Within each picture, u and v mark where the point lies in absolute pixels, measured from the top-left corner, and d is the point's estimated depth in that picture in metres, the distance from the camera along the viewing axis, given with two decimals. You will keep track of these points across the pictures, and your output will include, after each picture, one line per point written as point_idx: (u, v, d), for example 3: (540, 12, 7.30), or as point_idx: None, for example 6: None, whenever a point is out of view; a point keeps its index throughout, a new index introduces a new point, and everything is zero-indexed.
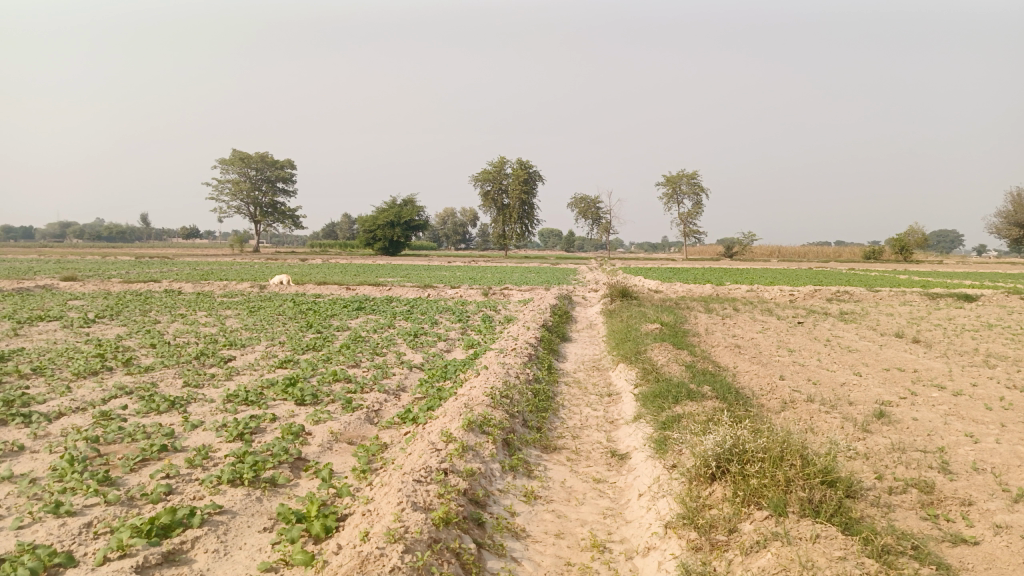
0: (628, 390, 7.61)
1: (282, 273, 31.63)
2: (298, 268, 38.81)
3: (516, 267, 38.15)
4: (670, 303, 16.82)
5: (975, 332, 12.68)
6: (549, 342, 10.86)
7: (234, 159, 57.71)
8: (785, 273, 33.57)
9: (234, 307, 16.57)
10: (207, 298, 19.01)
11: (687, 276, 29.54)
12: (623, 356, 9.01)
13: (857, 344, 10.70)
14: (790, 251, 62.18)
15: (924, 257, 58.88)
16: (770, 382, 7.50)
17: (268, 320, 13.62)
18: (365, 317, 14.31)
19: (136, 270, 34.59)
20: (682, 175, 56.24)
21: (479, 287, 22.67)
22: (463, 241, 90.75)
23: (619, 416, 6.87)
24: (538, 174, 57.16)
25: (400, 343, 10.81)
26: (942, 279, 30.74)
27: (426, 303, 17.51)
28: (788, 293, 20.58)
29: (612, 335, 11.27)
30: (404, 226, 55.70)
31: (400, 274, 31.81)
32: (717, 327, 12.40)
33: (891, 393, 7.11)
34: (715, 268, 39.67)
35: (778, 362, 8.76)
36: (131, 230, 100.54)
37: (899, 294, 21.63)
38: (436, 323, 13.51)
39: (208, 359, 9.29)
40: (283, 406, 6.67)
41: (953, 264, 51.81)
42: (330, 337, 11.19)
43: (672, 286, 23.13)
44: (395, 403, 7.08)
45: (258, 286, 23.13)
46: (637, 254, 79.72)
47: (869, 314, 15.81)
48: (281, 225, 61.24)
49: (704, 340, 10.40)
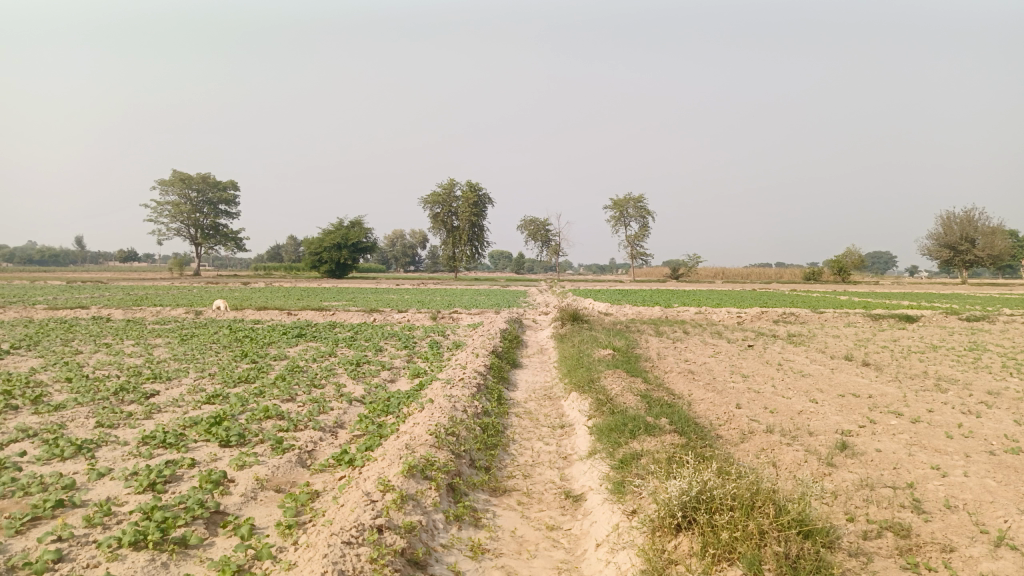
0: (581, 422, 7.20)
1: (221, 297, 30.51)
2: (239, 292, 37.58)
3: (464, 290, 37.72)
4: (621, 326, 16.59)
5: (920, 354, 12.71)
6: (498, 369, 10.43)
7: (174, 180, 56.03)
8: (731, 294, 33.94)
9: (166, 336, 15.65)
10: (138, 325, 17.98)
11: (637, 298, 29.55)
12: (575, 385, 8.63)
13: (809, 368, 10.54)
14: (734, 272, 63.24)
15: (861, 278, 60.51)
16: (728, 412, 7.20)
17: (200, 350, 12.83)
18: (305, 345, 13.65)
19: (66, 295, 32.95)
20: (628, 198, 56.85)
21: (426, 312, 22.08)
22: (412, 264, 89.86)
23: (572, 452, 6.47)
24: (487, 197, 57.01)
25: (341, 374, 10.22)
26: (881, 300, 31.45)
27: (371, 329, 16.88)
28: (736, 315, 20.58)
29: (564, 362, 10.88)
30: (351, 248, 54.71)
31: (347, 297, 31.01)
32: (670, 352, 12.15)
33: (850, 421, 6.89)
34: (661, 290, 39.91)
35: (733, 389, 8.50)
36: (64, 253, 96.59)
37: (842, 314, 21.92)
38: (380, 350, 12.94)
39: (129, 394, 8.56)
40: (206, 449, 6.06)
41: (888, 285, 53.29)
42: (265, 368, 10.51)
43: (622, 309, 22.90)
44: (331, 442, 6.53)
45: (194, 312, 22.10)
46: (584, 277, 80.12)
47: (817, 336, 15.83)
48: (223, 248, 59.56)
49: (657, 366, 10.11)
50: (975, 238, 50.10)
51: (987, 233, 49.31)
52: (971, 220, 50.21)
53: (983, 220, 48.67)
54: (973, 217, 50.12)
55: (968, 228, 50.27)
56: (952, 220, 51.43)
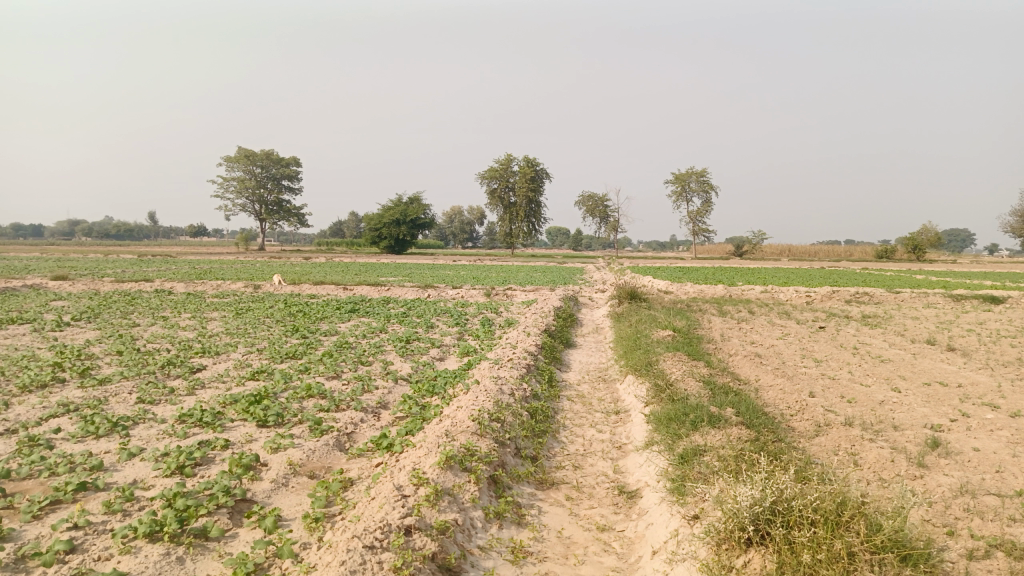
0: (637, 409, 6.69)
1: (279, 272, 30.83)
2: (300, 266, 38.00)
3: (520, 266, 37.29)
4: (681, 305, 15.90)
5: (1011, 339, 11.70)
6: (550, 349, 9.97)
7: (239, 157, 57.09)
8: (797, 273, 32.54)
9: (222, 309, 15.71)
10: (197, 298, 18.20)
11: (698, 276, 28.60)
12: (632, 368, 8.12)
13: (888, 353, 9.76)
14: (800, 250, 61.07)
15: (936, 256, 57.69)
16: (800, 402, 6.60)
17: (252, 324, 12.76)
18: (356, 320, 13.45)
19: (134, 269, 33.89)
20: (690, 173, 55.32)
21: (480, 288, 21.76)
22: (471, 240, 89.91)
23: (627, 442, 5.99)
24: (545, 172, 56.30)
25: (389, 351, 9.94)
26: (960, 279, 29.63)
27: (424, 305, 16.63)
28: (804, 295, 19.58)
29: (620, 342, 10.34)
30: (410, 224, 54.89)
31: (403, 273, 30.99)
32: (734, 333, 11.46)
33: (940, 415, 6.20)
34: (724, 267, 38.67)
35: (804, 375, 7.85)
36: (138, 227, 100.17)
37: (920, 295, 20.65)
38: (432, 327, 12.63)
39: (176, 369, 8.43)
40: (242, 429, 5.81)
41: (967, 263, 50.62)
42: (313, 343, 10.31)
43: (682, 287, 22.10)
44: (372, 424, 6.21)
45: (252, 286, 22.29)
46: (643, 254, 78.82)
47: (893, 318, 14.85)
48: (286, 223, 60.55)
49: (720, 349, 9.49)
50: None
51: None
52: None
53: None
54: None
55: None
56: None
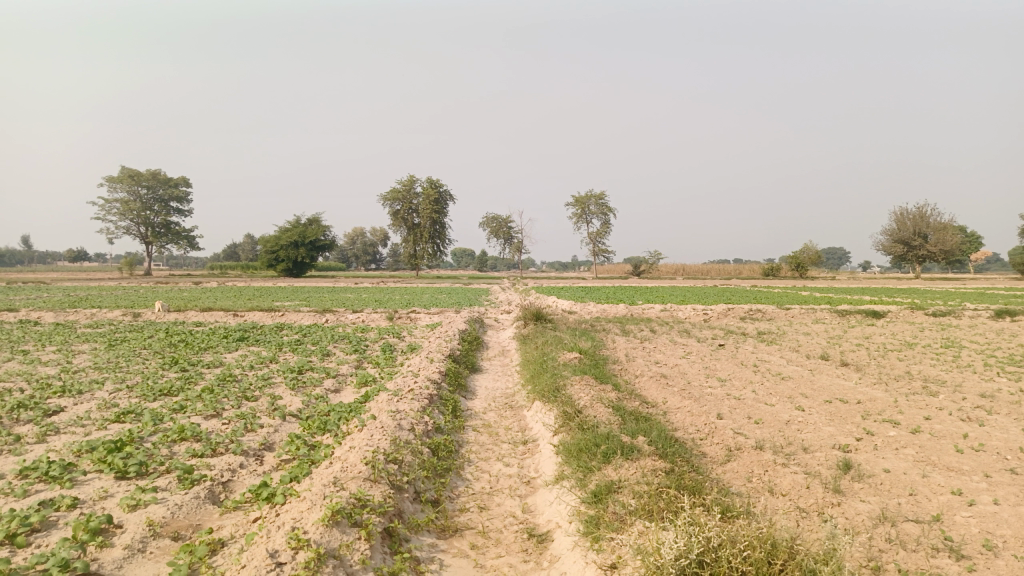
0: (546, 439, 6.32)
1: (165, 299, 28.90)
2: (189, 292, 35.84)
3: (424, 288, 36.59)
4: (586, 325, 15.79)
5: (897, 353, 12.14)
6: (454, 375, 9.50)
7: (122, 176, 53.73)
8: (694, 291, 33.45)
9: (93, 341, 14.31)
10: (66, 330, 16.58)
11: (601, 295, 28.88)
12: (538, 394, 7.77)
13: (788, 370, 9.86)
14: (695, 269, 63.24)
15: (818, 274, 60.99)
16: (710, 425, 6.42)
17: (125, 357, 11.59)
18: (245, 350, 12.52)
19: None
20: (590, 195, 56.40)
21: (381, 312, 20.98)
22: (373, 262, 88.24)
23: (535, 476, 5.59)
24: (448, 194, 55.95)
25: (279, 383, 9.19)
26: (842, 295, 31.23)
27: (320, 331, 15.78)
28: (702, 313, 19.95)
29: (526, 366, 9.98)
30: (309, 246, 53.14)
31: (300, 298, 29.72)
32: (639, 353, 11.35)
33: (846, 434, 6.16)
34: (624, 286, 39.35)
35: (712, 396, 7.72)
36: (7, 252, 92.60)
37: (809, 311, 21.50)
38: (328, 355, 11.90)
39: (26, 412, 7.39)
40: (96, 483, 5.04)
41: (845, 280, 53.63)
42: (193, 377, 9.39)
43: (585, 307, 22.12)
44: (252, 470, 5.56)
45: (132, 314, 20.62)
46: (546, 274, 79.66)
47: (787, 334, 15.27)
48: (175, 247, 57.37)
49: (627, 371, 9.30)
50: (928, 233, 50.69)
51: (940, 229, 49.90)
52: (923, 216, 50.82)
53: (935, 215, 49.28)
54: (926, 213, 50.74)
55: (921, 224, 50.89)
56: (906, 216, 52.03)
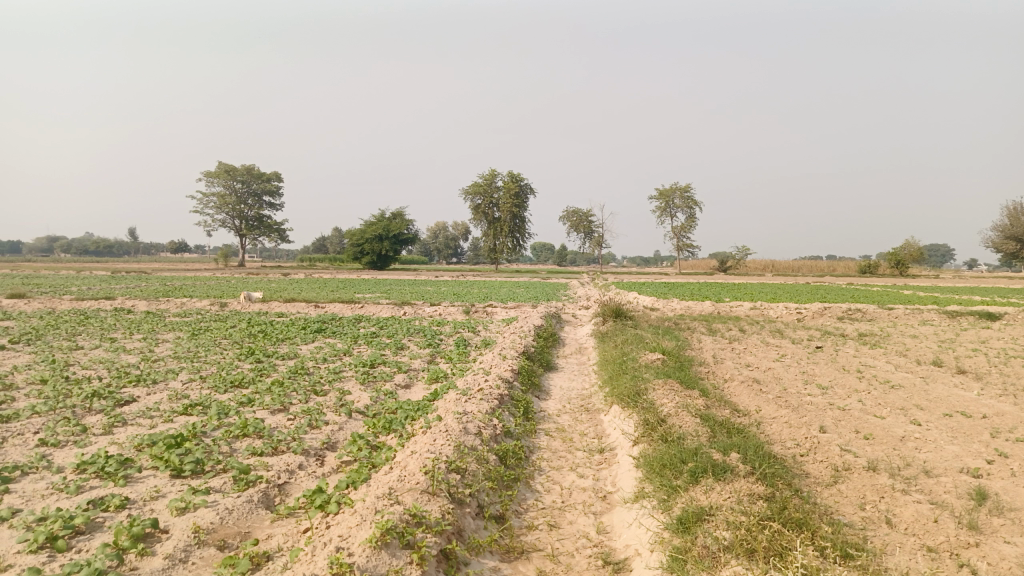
0: (625, 448, 5.76)
1: (253, 289, 29.69)
2: (276, 283, 36.74)
3: (503, 282, 36.40)
4: (669, 323, 15.06)
5: (1021, 360, 10.90)
6: (528, 373, 9.04)
7: (219, 172, 55.90)
8: (784, 289, 31.88)
9: (178, 330, 14.60)
10: (156, 319, 17.04)
11: (685, 292, 27.85)
12: (617, 397, 7.21)
13: (895, 377, 8.93)
14: (784, 266, 60.75)
15: (919, 271, 57.45)
16: (811, 441, 5.72)
17: (205, 347, 11.69)
18: (320, 342, 12.44)
19: (104, 286, 32.57)
20: (674, 188, 54.98)
21: (459, 305, 20.78)
22: (455, 256, 89.01)
23: (613, 491, 5.05)
24: (529, 187, 55.76)
25: (349, 377, 8.96)
26: (949, 295, 29.05)
27: (397, 324, 15.64)
28: (795, 312, 18.79)
29: (604, 366, 9.43)
30: (392, 239, 53.86)
31: (382, 290, 29.97)
32: (727, 354, 10.59)
33: (974, 456, 5.34)
34: (708, 283, 37.98)
35: (812, 406, 6.97)
36: (117, 244, 98.34)
37: (914, 311, 19.97)
38: (402, 349, 11.66)
39: (100, 401, 7.38)
40: (150, 482, 4.83)
41: (950, 278, 50.24)
42: (266, 370, 9.28)
43: (669, 304, 21.27)
44: (310, 472, 5.25)
45: (219, 304, 21.16)
46: (628, 269, 78.36)
47: (891, 336, 14.09)
48: (266, 239, 59.35)
49: (714, 374, 8.61)
50: None
51: None
52: None
53: None
54: None
55: None
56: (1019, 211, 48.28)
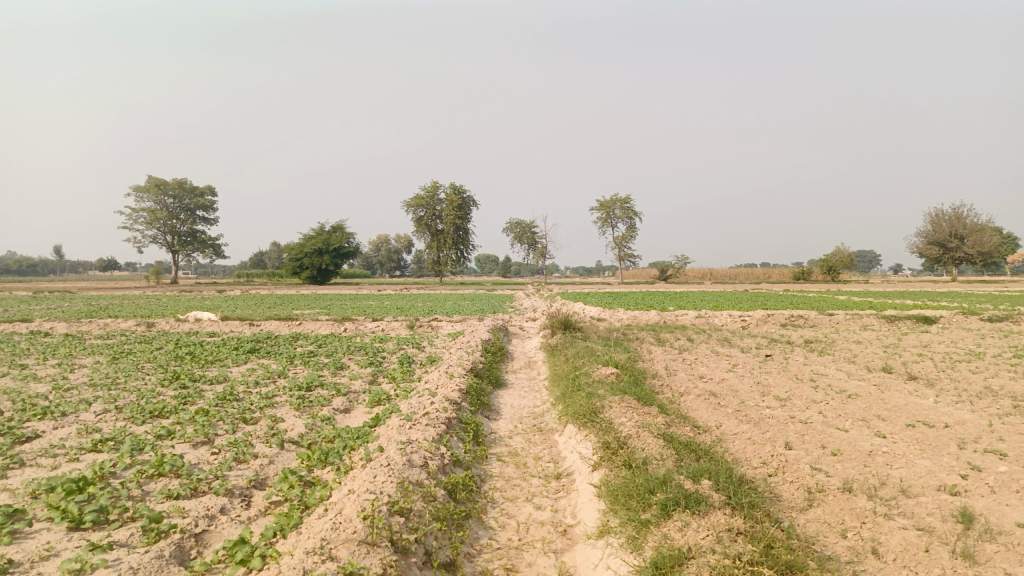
0: (583, 475, 5.34)
1: (185, 307, 28.31)
2: (210, 300, 35.19)
3: (447, 295, 35.71)
4: (618, 334, 14.77)
5: (967, 364, 10.94)
6: (476, 392, 8.54)
7: (149, 186, 53.78)
8: (726, 296, 32.21)
9: (98, 354, 13.55)
10: (75, 342, 15.86)
11: (630, 302, 27.84)
12: (572, 416, 6.80)
13: (850, 386, 8.77)
14: (723, 274, 61.84)
15: (850, 277, 59.21)
16: (779, 460, 5.40)
17: (125, 372, 10.79)
18: (253, 364, 11.67)
19: (23, 307, 30.61)
20: (615, 198, 55.39)
21: (402, 320, 20.12)
22: (397, 269, 87.81)
23: (573, 524, 4.60)
24: (472, 200, 55.38)
25: (283, 403, 8.29)
26: (883, 299, 29.78)
27: (337, 342, 14.92)
28: (740, 320, 18.76)
29: (555, 382, 9.00)
30: (332, 253, 52.62)
31: (322, 306, 28.99)
32: (680, 366, 10.31)
33: (948, 471, 5.10)
34: (651, 291, 38.08)
35: (774, 420, 6.68)
36: (41, 263, 93.64)
37: (854, 317, 20.22)
38: (341, 369, 11.01)
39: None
40: (42, 539, 4.14)
41: (881, 283, 51.82)
42: (191, 396, 8.53)
43: (615, 314, 21.01)
44: (234, 518, 4.66)
45: (146, 325, 19.95)
46: (571, 279, 78.60)
47: (836, 342, 14.11)
48: (201, 255, 57.28)
49: (670, 387, 8.28)
50: (965, 235, 48.69)
51: (977, 230, 47.97)
52: (960, 217, 48.91)
53: (972, 215, 47.42)
54: (962, 214, 48.88)
55: (957, 226, 48.99)
56: (941, 218, 50.15)
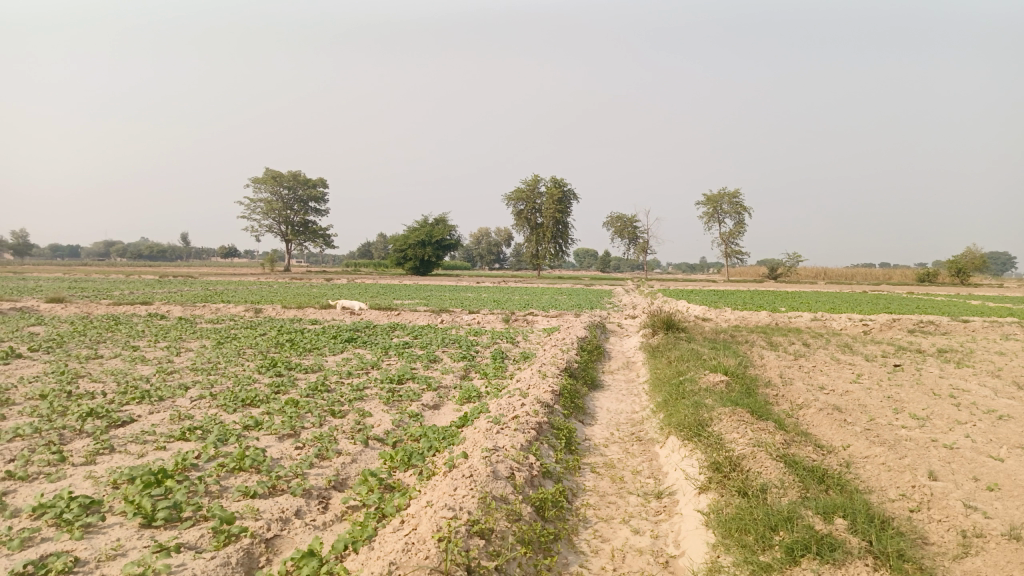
0: (688, 497, 4.74)
1: (291, 295, 29.19)
2: (316, 288, 36.23)
3: (545, 289, 35.27)
4: (725, 336, 13.87)
5: None
6: (571, 394, 8.03)
7: (266, 178, 56.18)
8: (842, 298, 30.27)
9: (205, 338, 13.91)
10: (187, 325, 16.43)
11: (737, 301, 26.55)
12: (676, 428, 6.18)
13: (1000, 404, 7.67)
14: (837, 274, 58.51)
15: (981, 280, 54.68)
16: (922, 493, 4.61)
17: (226, 358, 10.94)
18: (348, 353, 11.61)
19: (148, 290, 32.49)
20: (722, 193, 53.37)
21: (499, 313, 19.85)
22: (498, 261, 88.32)
23: (675, 555, 4.02)
24: (573, 194, 54.75)
25: (372, 396, 8.06)
26: (1022, 306, 27.08)
27: (432, 334, 14.76)
28: (859, 324, 17.36)
29: (656, 388, 8.36)
30: (435, 245, 53.28)
31: (421, 296, 29.21)
32: (795, 374, 9.43)
33: None
34: (758, 291, 36.32)
35: (911, 443, 5.82)
36: (170, 249, 100.22)
37: (991, 324, 18.33)
38: (434, 363, 10.75)
39: (93, 422, 6.60)
40: (112, 536, 3.97)
41: (1017, 288, 47.50)
42: (283, 385, 8.45)
43: (721, 314, 19.94)
44: (308, 522, 4.37)
45: (254, 311, 20.55)
46: (673, 276, 76.67)
47: (974, 353, 12.67)
48: (311, 245, 59.44)
49: (785, 399, 7.50)
50: None
51: None
52: None
53: None
54: None
55: None
56: None
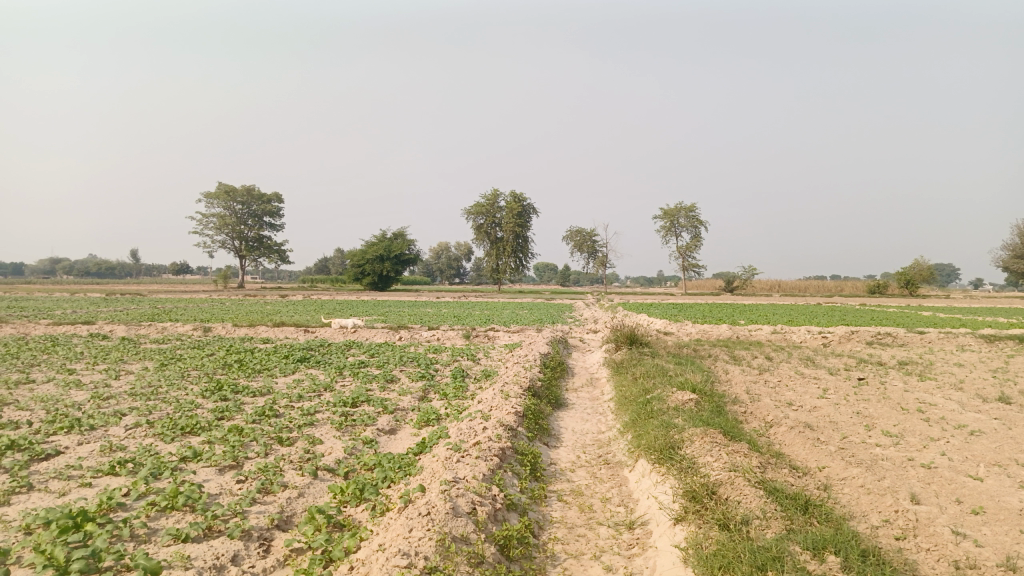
0: (663, 529, 4.42)
1: (245, 312, 28.28)
2: (271, 305, 35.26)
3: (506, 303, 34.96)
4: (688, 351, 13.67)
5: None
6: (534, 414, 7.68)
7: (219, 193, 54.90)
8: (798, 310, 30.60)
9: (149, 360, 13.20)
10: (130, 346, 15.62)
11: (696, 314, 26.56)
12: (646, 450, 5.86)
13: (970, 419, 7.53)
14: (792, 286, 59.42)
15: (929, 291, 56.12)
16: (908, 518, 4.36)
17: (169, 381, 10.31)
18: (300, 374, 11.07)
19: (92, 309, 31.17)
20: (679, 208, 53.87)
21: (459, 329, 19.42)
22: (457, 276, 87.77)
23: None
24: (533, 208, 54.69)
25: (323, 421, 7.59)
26: (970, 317, 27.66)
27: (390, 352, 14.25)
28: (819, 336, 17.38)
29: (622, 407, 8.06)
30: (393, 260, 52.59)
31: (379, 312, 28.56)
32: (762, 390, 9.22)
33: None
34: (716, 304, 36.52)
35: (888, 463, 5.59)
36: (119, 266, 97.35)
37: (947, 335, 18.54)
38: (391, 383, 10.29)
39: (13, 455, 6.02)
40: None
41: (963, 298, 48.81)
42: (228, 410, 7.92)
43: (683, 328, 19.82)
44: (246, 570, 3.92)
45: (203, 330, 19.77)
46: (631, 289, 77.16)
47: (934, 365, 12.68)
48: (266, 260, 58.19)
49: (755, 417, 7.25)
50: None
51: None
52: None
53: None
54: None
55: None
56: None
